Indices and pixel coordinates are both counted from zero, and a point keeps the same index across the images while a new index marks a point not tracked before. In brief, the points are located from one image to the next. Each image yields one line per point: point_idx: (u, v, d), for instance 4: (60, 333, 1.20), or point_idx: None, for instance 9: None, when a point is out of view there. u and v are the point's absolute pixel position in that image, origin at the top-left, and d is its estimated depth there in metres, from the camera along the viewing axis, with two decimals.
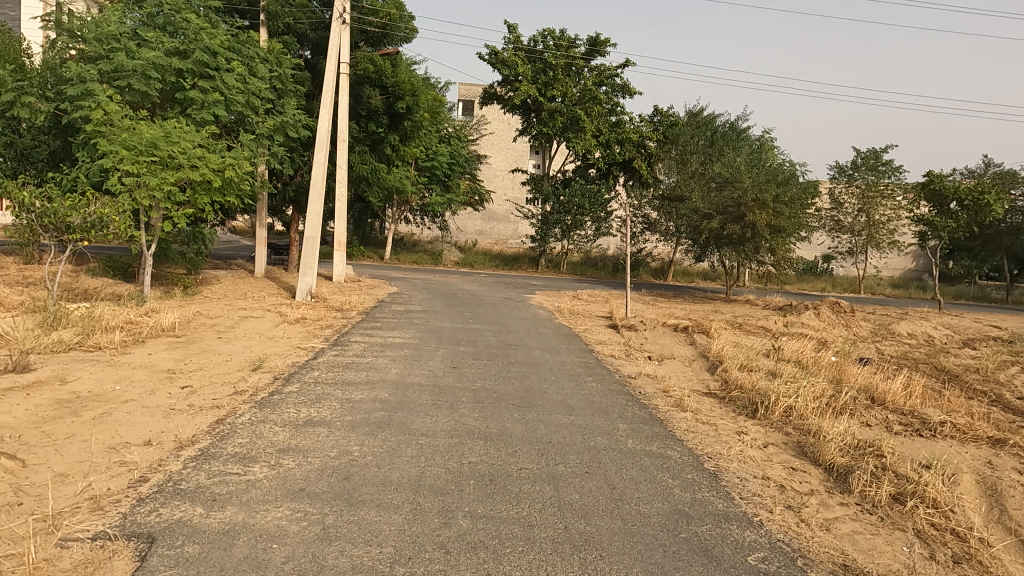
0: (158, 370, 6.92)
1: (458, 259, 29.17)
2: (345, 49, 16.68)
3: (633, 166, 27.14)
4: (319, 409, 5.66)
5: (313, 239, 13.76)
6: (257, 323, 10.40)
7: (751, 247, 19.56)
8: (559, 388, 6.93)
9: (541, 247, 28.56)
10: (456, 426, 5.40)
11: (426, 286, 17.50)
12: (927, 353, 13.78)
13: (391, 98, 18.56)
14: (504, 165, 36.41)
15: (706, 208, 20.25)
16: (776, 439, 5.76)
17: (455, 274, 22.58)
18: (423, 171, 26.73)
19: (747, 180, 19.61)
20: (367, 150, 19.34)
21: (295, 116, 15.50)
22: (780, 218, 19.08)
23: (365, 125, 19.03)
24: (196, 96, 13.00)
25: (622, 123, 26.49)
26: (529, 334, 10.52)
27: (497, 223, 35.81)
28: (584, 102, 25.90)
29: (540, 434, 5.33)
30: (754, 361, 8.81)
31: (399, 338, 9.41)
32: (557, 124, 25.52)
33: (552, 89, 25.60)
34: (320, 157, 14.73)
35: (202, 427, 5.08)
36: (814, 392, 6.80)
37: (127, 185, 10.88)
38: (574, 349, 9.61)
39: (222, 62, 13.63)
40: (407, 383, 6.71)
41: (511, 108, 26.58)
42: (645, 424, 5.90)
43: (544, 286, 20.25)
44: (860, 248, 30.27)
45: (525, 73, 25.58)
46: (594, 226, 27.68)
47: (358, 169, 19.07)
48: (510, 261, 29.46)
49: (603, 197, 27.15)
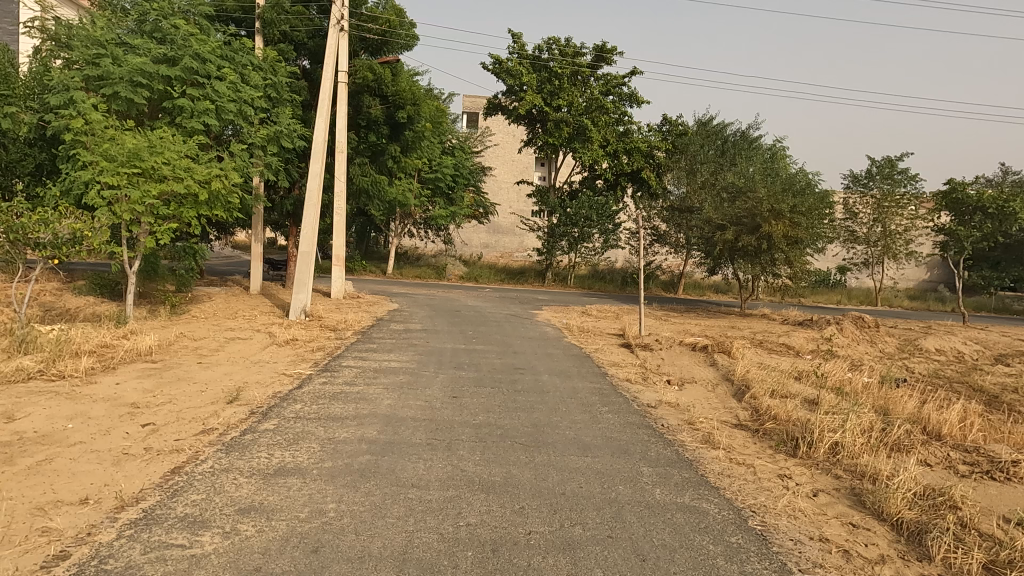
0: (122, 403, 6.17)
1: (463, 272, 28.46)
2: (346, 58, 16.11)
3: (641, 176, 26.42)
4: (296, 452, 4.89)
5: (308, 254, 13.09)
6: (244, 346, 9.66)
7: (767, 259, 18.84)
8: (571, 422, 6.14)
9: (548, 260, 27.82)
10: (453, 473, 4.62)
11: (428, 302, 16.74)
12: (960, 371, 12.90)
13: (391, 107, 17.91)
14: (510, 177, 35.91)
15: (720, 219, 19.52)
16: (827, 485, 4.94)
17: (460, 289, 21.83)
18: (427, 183, 26.06)
19: (762, 190, 18.81)
20: (367, 162, 18.72)
21: (291, 126, 14.83)
22: (798, 228, 18.25)
23: (365, 135, 18.37)
24: (184, 105, 12.34)
25: (630, 132, 25.59)
26: (538, 355, 9.74)
27: (502, 236, 35.23)
28: (591, 112, 25.23)
29: (552, 483, 4.55)
30: (785, 386, 8.02)
31: (395, 362, 8.64)
32: (563, 134, 24.91)
33: (558, 98, 24.99)
34: (316, 168, 14.06)
35: (154, 479, 4.31)
36: (862, 424, 5.98)
37: (107, 198, 10.20)
38: (586, 372, 8.83)
39: (213, 69, 13.03)
40: (400, 418, 5.93)
41: (515, 119, 26.03)
42: (673, 467, 5.10)
43: (550, 301, 19.57)
44: (876, 258, 29.43)
45: (529, 82, 25.01)
46: (602, 239, 26.93)
47: (359, 181, 18.38)
48: (515, 275, 28.71)
49: (611, 209, 26.44)
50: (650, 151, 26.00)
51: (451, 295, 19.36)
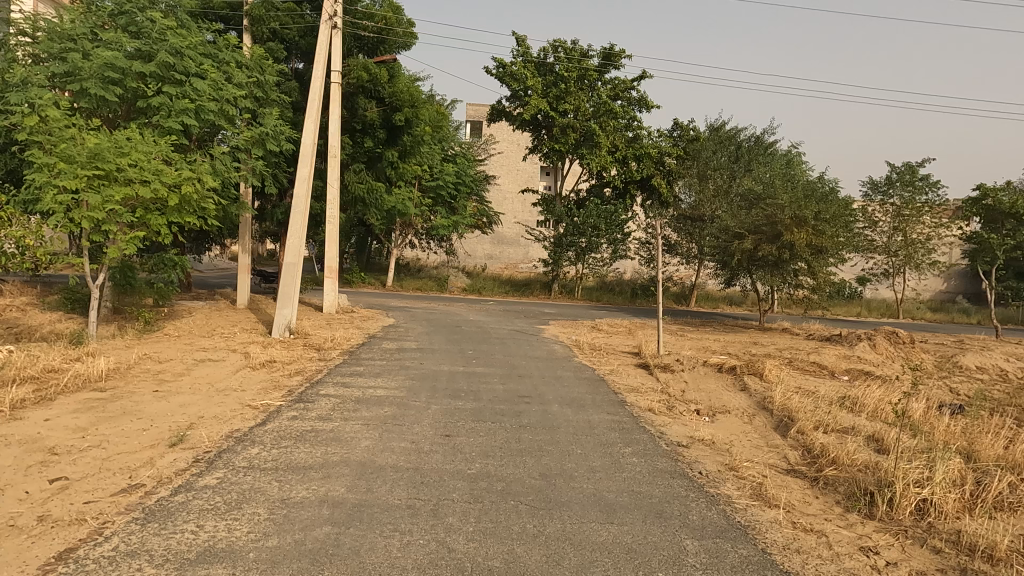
0: (40, 447, 5.05)
1: (466, 284, 27.34)
2: (339, 57, 15.14)
3: (652, 183, 25.33)
4: (235, 522, 3.76)
5: (294, 265, 12.01)
6: (213, 370, 8.54)
7: (788, 269, 17.69)
8: (590, 471, 4.97)
9: (554, 272, 26.71)
10: (436, 554, 3.48)
11: (427, 317, 15.63)
12: (1011, 392, 11.68)
13: (388, 109, 16.90)
14: (515, 186, 34.91)
15: (738, 227, 18.38)
16: (930, 565, 3.77)
17: (462, 302, 20.72)
18: (428, 192, 25.05)
19: (784, 196, 17.69)
20: (363, 168, 17.70)
21: (278, 127, 13.78)
22: (822, 237, 17.12)
23: (360, 139, 17.38)
24: (158, 102, 11.24)
25: (640, 138, 24.66)
26: (546, 379, 8.60)
27: (507, 246, 34.20)
28: (598, 117, 24.31)
29: (569, 570, 3.40)
30: (835, 418, 6.85)
31: (381, 390, 7.51)
32: (569, 140, 23.94)
33: (564, 102, 23.97)
34: (304, 172, 13.00)
35: (29, 570, 3.18)
36: (952, 474, 4.81)
37: (62, 203, 9.08)
38: (603, 401, 7.67)
39: (191, 66, 11.97)
40: (377, 468, 4.79)
41: (520, 125, 25.07)
42: (725, 539, 3.94)
43: (557, 315, 18.42)
44: (897, 268, 28.19)
45: (534, 86, 24.05)
46: (610, 249, 25.85)
47: (354, 188, 17.34)
48: (520, 287, 27.55)
49: (620, 217, 25.37)
50: (660, 157, 24.94)
51: (452, 308, 18.23)
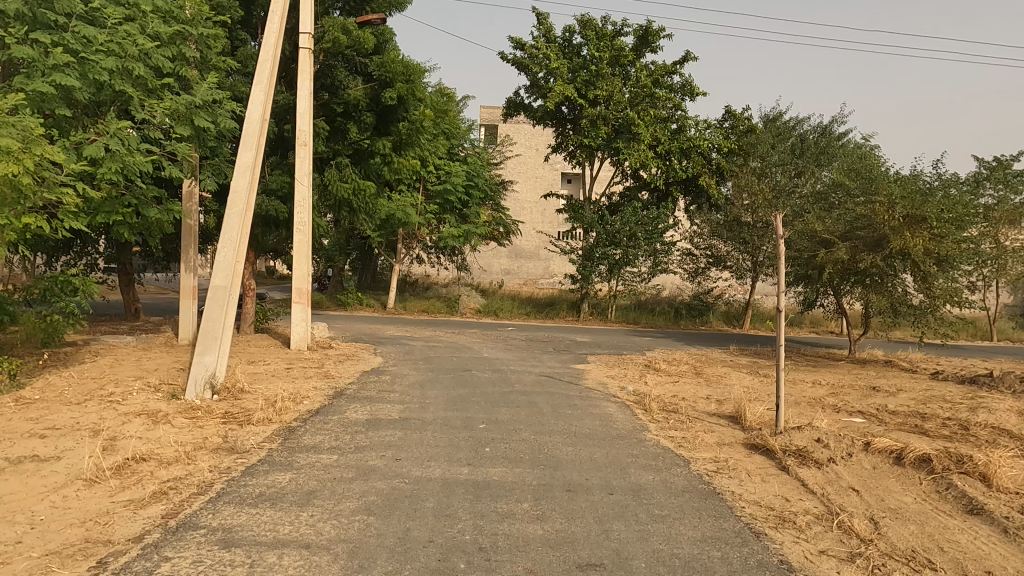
0: None
1: (479, 304, 23.50)
2: (308, 13, 11.45)
3: (698, 184, 21.42)
4: None
5: (224, 290, 8.18)
6: (14, 488, 4.69)
7: (895, 284, 13.77)
8: None
9: (583, 289, 22.75)
10: None
11: (427, 355, 11.78)
12: None
13: (377, 85, 13.19)
14: (534, 195, 31.22)
15: (825, 233, 14.36)
16: None
17: (475, 330, 16.84)
18: (434, 197, 21.33)
19: (889, 191, 13.69)
20: (348, 163, 13.90)
21: (219, 99, 10.04)
22: (945, 242, 13.06)
23: (343, 126, 13.63)
24: (20, 55, 7.58)
25: (684, 129, 20.82)
26: (619, 504, 4.66)
27: (525, 261, 30.77)
28: (635, 105, 20.54)
29: None
30: None
31: (292, 556, 3.64)
32: (601, 133, 20.16)
33: (595, 88, 20.26)
34: (248, 158, 9.19)
35: None
36: None
37: None
38: (753, 573, 3.73)
39: (76, 3, 8.23)
40: None
41: (543, 117, 21.43)
42: None
43: (595, 347, 14.45)
44: (989, 282, 23.85)
45: (559, 69, 20.37)
46: (649, 262, 21.91)
47: (337, 189, 13.50)
48: (544, 307, 23.49)
49: (662, 224, 21.52)
50: (709, 151, 21.09)
51: (461, 339, 14.36)
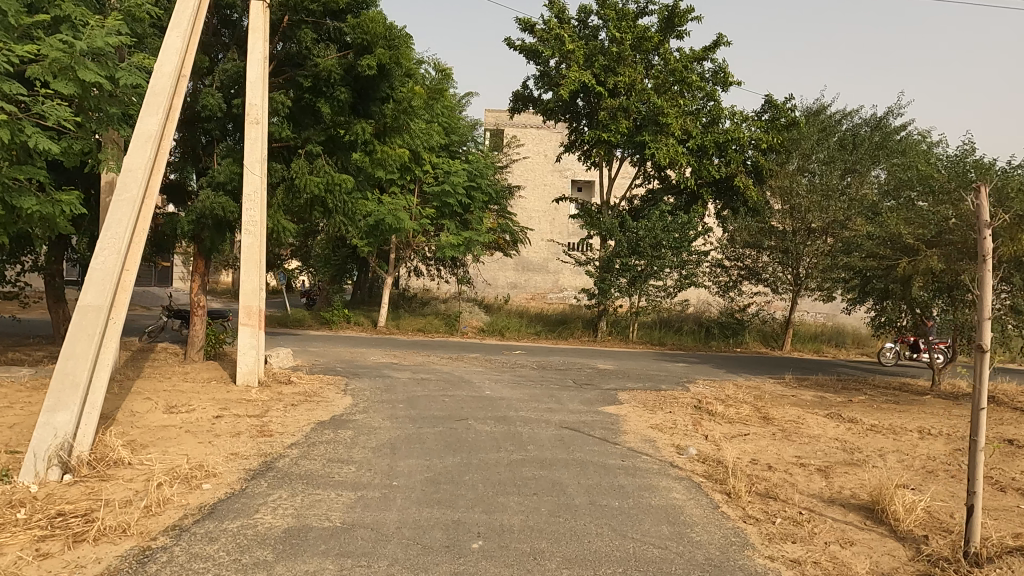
0: None
1: (483, 321, 20.80)
2: None
3: (733, 185, 18.75)
4: None
5: (99, 311, 5.48)
6: None
7: (1003, 300, 11.25)
8: None
9: (600, 305, 20.01)
10: None
11: (412, 394, 9.05)
12: None
13: (355, 53, 10.66)
14: (543, 202, 28.60)
15: (910, 238, 11.62)
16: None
17: (477, 356, 14.12)
18: (432, 199, 18.68)
19: (995, 184, 10.96)
20: (320, 152, 11.29)
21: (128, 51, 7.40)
22: None
23: (313, 106, 11.02)
24: None
25: (719, 122, 18.19)
26: None
27: (534, 273, 28.17)
28: (662, 94, 17.89)
29: None
30: None
31: None
32: (622, 127, 17.56)
33: (615, 75, 17.62)
34: (154, 124, 6.49)
35: None
36: None
37: None
38: None
39: None
40: None
41: (555, 109, 18.84)
42: None
43: (625, 378, 11.72)
44: None
45: (575, 53, 17.80)
46: (677, 273, 19.16)
47: (304, 183, 10.85)
48: (556, 325, 20.76)
49: (692, 231, 18.80)
50: (745, 148, 18.47)
51: (460, 369, 11.65)
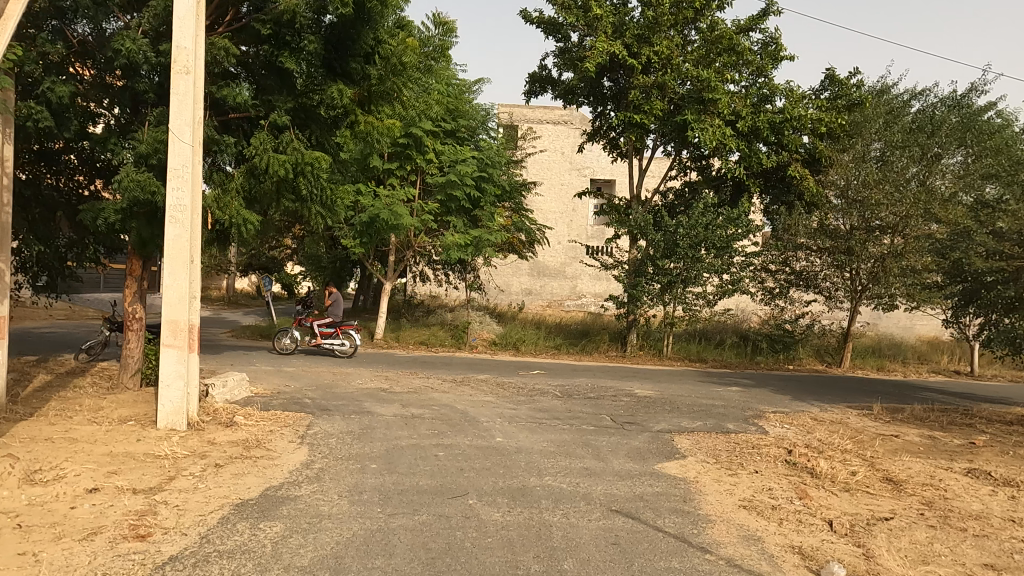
0: None
1: (495, 332, 18.29)
2: None
3: (787, 175, 16.11)
4: None
5: None
6: None
7: None
8: None
9: (629, 315, 17.42)
10: None
11: (393, 443, 6.49)
12: None
13: None
14: (561, 200, 26.07)
15: None
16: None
17: (488, 378, 11.53)
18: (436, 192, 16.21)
19: None
20: (288, 124, 8.80)
21: None
22: None
23: (277, 62, 8.55)
24: None
25: (771, 101, 15.58)
26: None
27: (551, 278, 25.70)
28: (706, 67, 15.32)
29: None
30: None
31: None
32: (658, 107, 15.03)
33: (651, 45, 15.07)
34: None
35: None
36: None
37: None
38: None
39: None
40: None
41: (579, 89, 16.33)
42: None
43: (675, 412, 9.11)
44: None
45: (602, 22, 15.27)
46: (720, 278, 16.52)
47: (266, 163, 8.36)
48: (578, 337, 18.20)
49: (739, 229, 16.14)
50: (802, 131, 15.70)
51: (465, 401, 9.09)
